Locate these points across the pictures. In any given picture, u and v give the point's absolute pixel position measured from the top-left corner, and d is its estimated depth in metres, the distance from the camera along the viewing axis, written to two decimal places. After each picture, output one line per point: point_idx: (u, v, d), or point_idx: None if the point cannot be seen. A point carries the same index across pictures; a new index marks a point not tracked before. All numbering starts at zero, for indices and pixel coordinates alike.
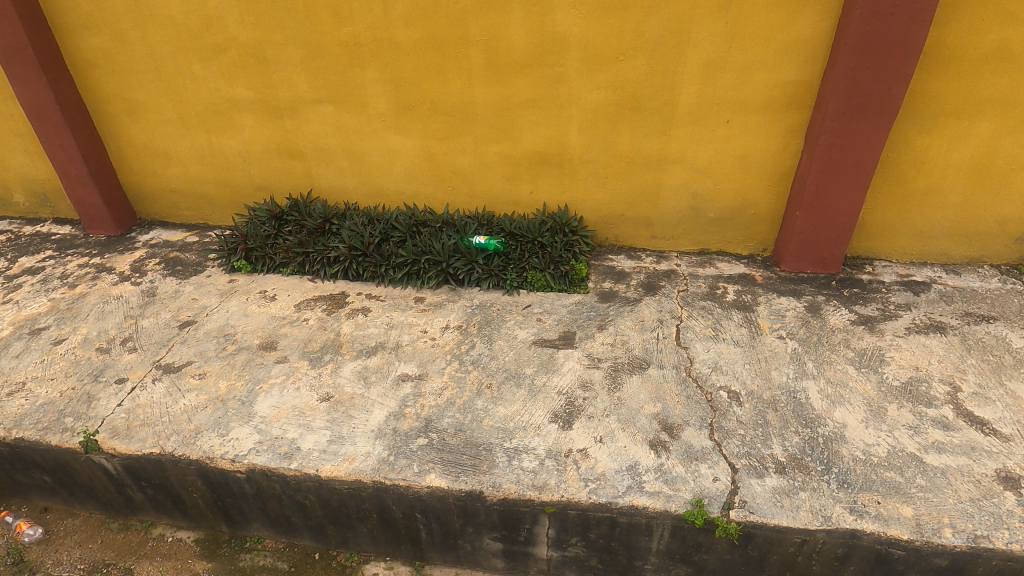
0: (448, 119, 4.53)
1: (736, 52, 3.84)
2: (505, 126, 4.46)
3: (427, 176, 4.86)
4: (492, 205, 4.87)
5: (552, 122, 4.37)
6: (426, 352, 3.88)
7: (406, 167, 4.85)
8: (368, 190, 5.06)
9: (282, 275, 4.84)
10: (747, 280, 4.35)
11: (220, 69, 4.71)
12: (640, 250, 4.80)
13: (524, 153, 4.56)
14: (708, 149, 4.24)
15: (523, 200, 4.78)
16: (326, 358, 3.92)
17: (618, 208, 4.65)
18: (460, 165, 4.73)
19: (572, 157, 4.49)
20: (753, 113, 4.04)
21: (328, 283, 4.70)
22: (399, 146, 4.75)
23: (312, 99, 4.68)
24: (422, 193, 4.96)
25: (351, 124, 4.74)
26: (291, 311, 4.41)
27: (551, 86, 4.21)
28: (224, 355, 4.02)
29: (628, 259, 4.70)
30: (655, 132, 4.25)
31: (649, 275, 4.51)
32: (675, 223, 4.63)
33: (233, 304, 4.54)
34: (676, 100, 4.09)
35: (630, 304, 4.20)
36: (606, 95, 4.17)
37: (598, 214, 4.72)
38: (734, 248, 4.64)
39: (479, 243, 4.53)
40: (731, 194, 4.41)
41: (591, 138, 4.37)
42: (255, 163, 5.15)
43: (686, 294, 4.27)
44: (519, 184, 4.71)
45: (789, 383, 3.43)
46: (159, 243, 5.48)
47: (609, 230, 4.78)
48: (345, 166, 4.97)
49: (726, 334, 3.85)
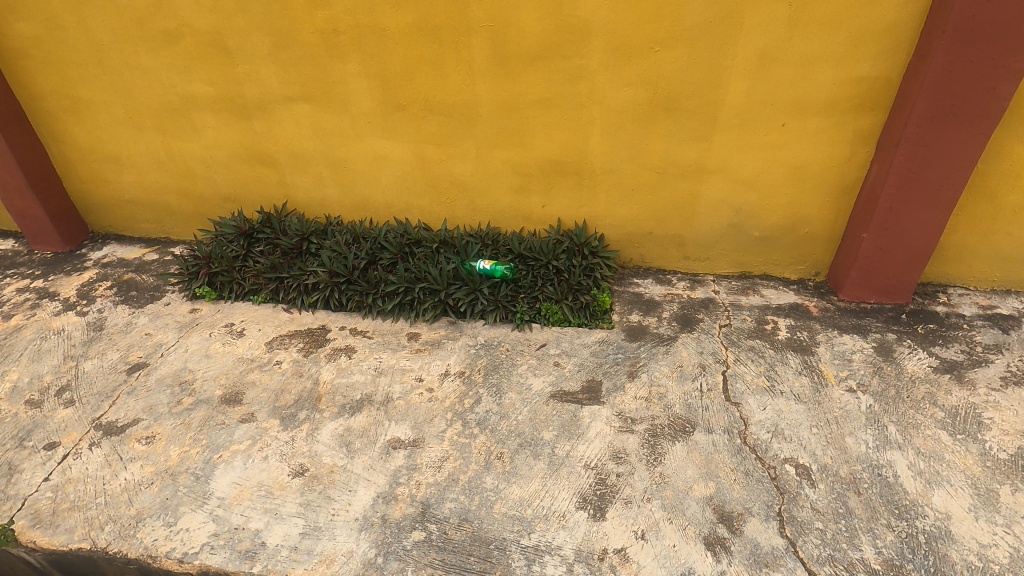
0: (445, 122, 3.81)
1: (799, 42, 3.14)
2: (513, 130, 3.75)
3: (421, 187, 4.15)
4: (497, 220, 4.18)
5: (568, 125, 3.66)
6: (422, 410, 3.21)
7: (397, 177, 4.14)
8: (353, 202, 4.35)
9: (253, 304, 4.15)
10: (800, 312, 3.70)
11: (174, 60, 3.96)
12: (670, 273, 4.14)
13: (534, 161, 3.85)
14: (757, 158, 3.55)
15: (534, 215, 4.09)
16: (300, 416, 3.24)
17: (646, 225, 3.97)
18: (460, 174, 4.02)
19: (592, 166, 3.79)
20: (815, 115, 3.34)
21: (306, 314, 4.02)
22: (387, 152, 4.04)
23: (284, 97, 3.95)
24: (416, 207, 4.26)
25: (331, 127, 4.02)
26: (261, 351, 3.73)
27: (569, 83, 3.50)
28: (178, 412, 3.33)
29: (657, 285, 4.04)
30: (694, 138, 3.55)
31: (683, 305, 3.85)
32: (713, 243, 3.96)
33: (194, 342, 3.85)
34: (722, 99, 3.38)
35: (663, 344, 3.54)
36: (635, 93, 3.46)
37: (622, 232, 4.03)
38: (781, 271, 3.97)
39: (483, 268, 3.85)
40: (781, 210, 3.73)
41: (616, 144, 3.67)
42: (221, 171, 4.42)
43: (729, 330, 3.62)
44: (529, 196, 4.01)
45: (870, 455, 2.79)
46: (113, 262, 4.76)
47: (634, 250, 4.10)
48: (325, 175, 4.25)
49: (784, 386, 3.19)
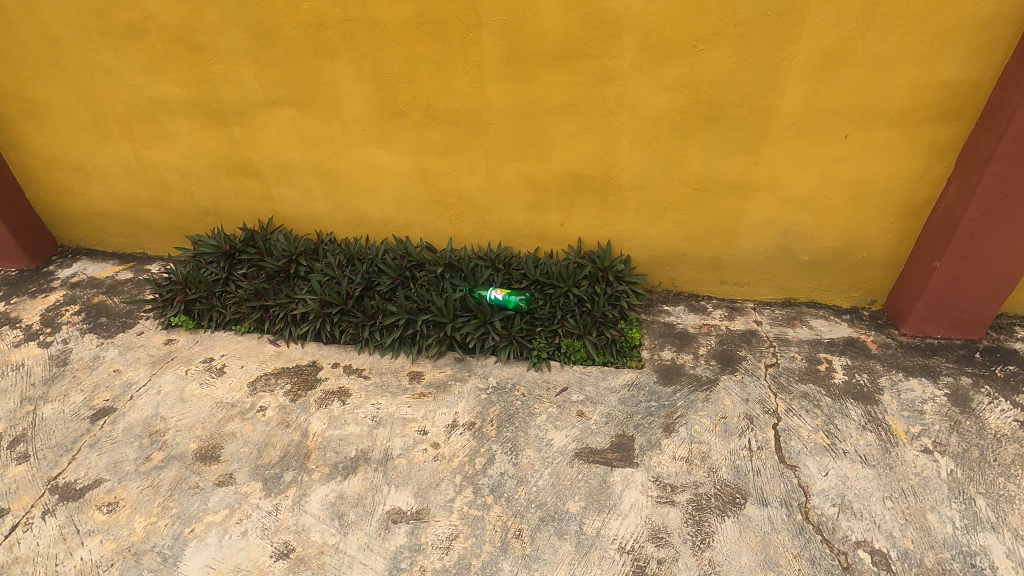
0: (451, 131, 3.33)
1: (872, 40, 2.64)
2: (529, 140, 3.26)
3: (423, 203, 3.67)
4: (510, 240, 3.71)
5: (593, 135, 3.17)
6: (426, 473, 2.77)
7: (397, 191, 3.66)
8: (346, 218, 3.88)
9: (235, 334, 3.70)
10: (857, 349, 3.24)
11: (140, 59, 3.47)
12: (704, 300, 3.67)
13: (553, 176, 3.37)
14: (813, 173, 3.06)
15: (551, 234, 3.62)
16: (286, 478, 2.81)
17: (679, 247, 3.50)
18: (467, 189, 3.54)
19: (619, 181, 3.31)
20: (885, 125, 2.85)
21: (295, 347, 3.57)
22: (385, 163, 3.56)
23: (267, 101, 3.46)
24: (417, 224, 3.78)
25: (320, 135, 3.53)
26: (242, 395, 3.28)
27: (595, 87, 3.00)
28: (146, 471, 2.89)
29: (690, 314, 3.58)
30: (739, 150, 3.06)
31: (721, 340, 3.39)
32: (755, 267, 3.49)
33: (167, 382, 3.41)
34: (774, 106, 2.89)
35: (702, 389, 3.09)
36: (672, 98, 2.97)
37: (651, 253, 3.56)
38: (831, 298, 3.51)
39: (495, 298, 3.39)
40: (835, 232, 3.25)
41: (648, 156, 3.18)
42: (199, 182, 3.94)
43: (776, 371, 3.16)
44: (545, 213, 3.54)
45: (960, 539, 2.34)
46: (82, 282, 4.29)
47: (664, 273, 3.63)
48: (315, 188, 3.77)
49: (848, 446, 2.74)
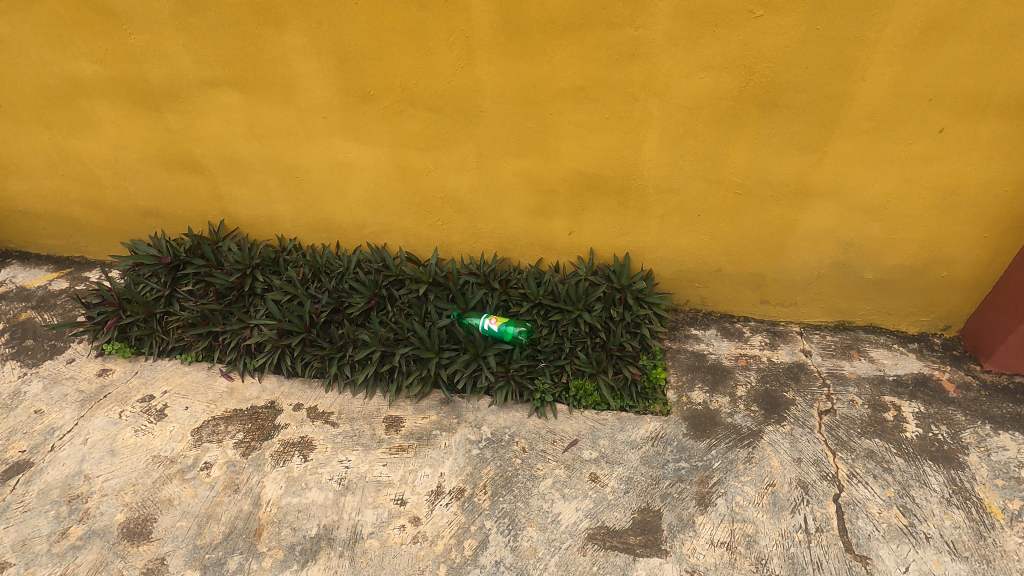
0: (433, 119, 2.65)
1: (993, 4, 1.95)
2: (530, 131, 2.59)
3: (402, 205, 3.02)
4: (507, 250, 3.07)
5: (612, 126, 2.50)
6: (402, 561, 2.22)
7: (369, 191, 3.01)
8: (311, 222, 3.23)
9: (181, 364, 3.12)
10: (931, 392, 2.65)
11: (44, 28, 2.77)
12: (740, 322, 3.06)
13: (559, 176, 2.71)
14: (892, 176, 2.40)
15: (557, 245, 2.99)
16: (230, 566, 2.27)
17: (713, 261, 2.87)
18: (455, 189, 2.89)
19: (641, 182, 2.65)
20: (995, 116, 2.19)
21: (250, 382, 2.99)
22: (354, 158, 2.89)
23: (204, 81, 2.77)
24: (396, 230, 3.14)
25: (272, 123, 2.85)
26: (184, 447, 2.72)
27: (615, 64, 2.32)
28: (60, 554, 2.35)
29: (724, 342, 2.97)
30: (799, 146, 2.39)
31: (763, 376, 2.79)
32: (805, 285, 2.86)
33: (97, 429, 2.84)
34: (850, 92, 2.22)
35: (742, 446, 2.51)
36: (715, 80, 2.29)
37: (679, 268, 2.93)
38: (895, 323, 2.90)
39: (486, 329, 2.77)
40: (911, 248, 2.62)
41: (680, 153, 2.52)
42: (134, 178, 3.28)
43: (832, 422, 2.57)
44: (550, 219, 2.90)
45: None
46: (8, 291, 3.65)
47: (693, 290, 3.01)
48: (271, 187, 3.11)
49: (930, 529, 2.18)
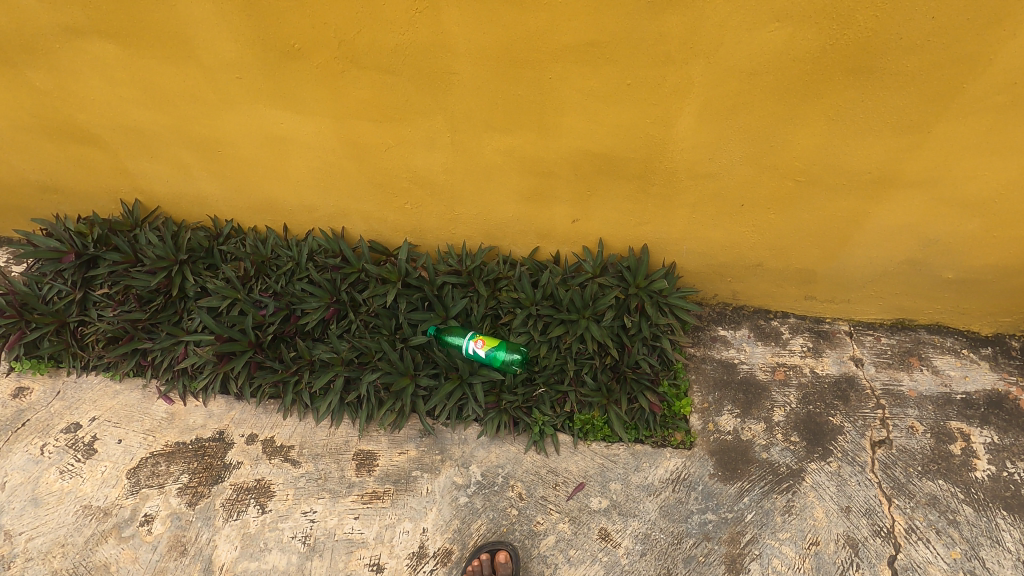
0: (388, 83, 1.94)
1: None
2: (522, 101, 1.90)
3: (359, 187, 2.37)
4: (495, 238, 2.47)
5: (634, 96, 1.81)
6: None
7: (316, 170, 2.33)
8: (249, 203, 2.58)
9: (111, 382, 2.61)
10: (1007, 417, 2.21)
11: None
12: (777, 320, 2.54)
13: (562, 157, 2.05)
14: (1011, 163, 1.78)
15: (557, 234, 2.38)
16: None
17: (753, 256, 2.29)
18: (425, 170, 2.22)
19: (670, 166, 2.00)
20: None
21: (194, 407, 2.51)
22: (290, 131, 2.19)
23: (71, 27, 2.01)
24: (355, 214, 2.51)
25: (175, 84, 2.13)
26: (119, 495, 2.30)
27: (645, 10, 1.60)
28: None
29: (758, 347, 2.47)
30: (892, 125, 1.74)
31: (806, 394, 2.33)
32: (864, 283, 2.32)
33: (15, 470, 2.37)
34: (979, 52, 1.55)
35: (780, 492, 2.11)
36: (788, 34, 1.59)
37: (708, 262, 2.36)
38: (966, 322, 2.41)
39: (472, 355, 2.25)
40: (1010, 246, 2.05)
41: (726, 132, 1.86)
42: (16, 151, 2.56)
43: (887, 458, 2.16)
44: (549, 207, 2.27)
45: None
46: None
47: (724, 285, 2.46)
48: (191, 162, 2.43)
49: None
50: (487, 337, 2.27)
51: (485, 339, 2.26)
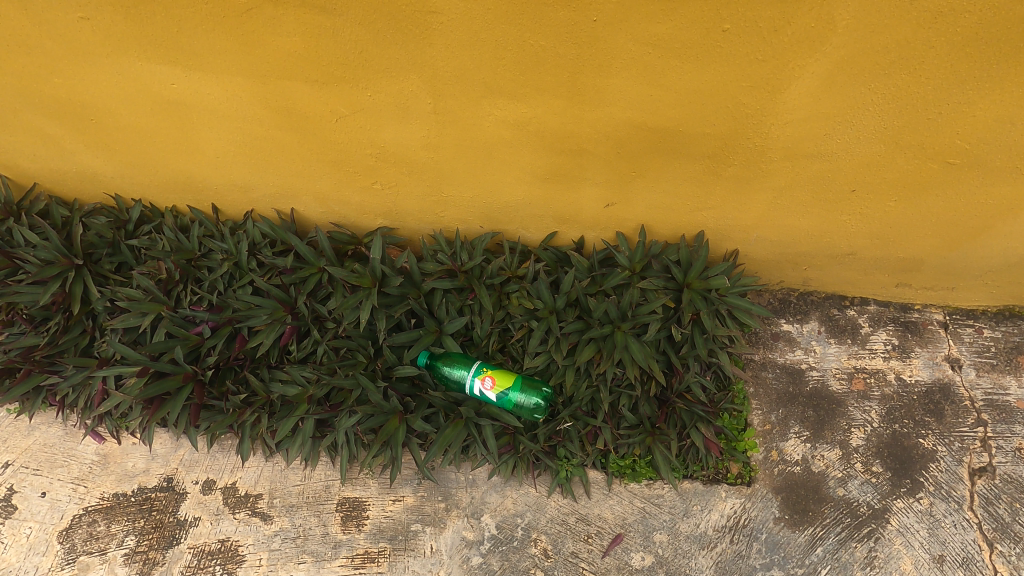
0: (331, 27, 1.22)
1: None
2: (545, 54, 1.21)
3: (305, 165, 1.68)
4: (498, 222, 1.85)
5: (727, 48, 1.13)
6: None
7: (241, 145, 1.63)
8: (158, 181, 1.88)
9: (22, 417, 2.07)
10: None
11: None
12: (854, 309, 2.02)
13: (601, 133, 1.39)
14: None
15: (583, 220, 1.76)
16: None
17: (846, 246, 1.72)
18: (398, 146, 1.54)
19: (762, 146, 1.36)
20: None
21: (131, 447, 2.02)
22: (192, 94, 1.47)
23: None
24: (305, 196, 1.84)
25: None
26: (51, 566, 1.86)
27: None
28: None
29: (832, 347, 1.98)
30: None
31: (891, 410, 1.89)
32: (981, 272, 1.78)
33: None
34: None
35: (860, 540, 1.75)
36: None
37: (782, 251, 1.79)
38: None
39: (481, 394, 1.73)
40: None
41: (863, 99, 1.21)
42: None
43: (989, 492, 1.78)
44: (575, 192, 1.63)
45: None
46: None
47: (796, 272, 1.91)
48: (61, 132, 1.70)
49: None
50: (498, 371, 1.72)
51: (496, 376, 1.72)
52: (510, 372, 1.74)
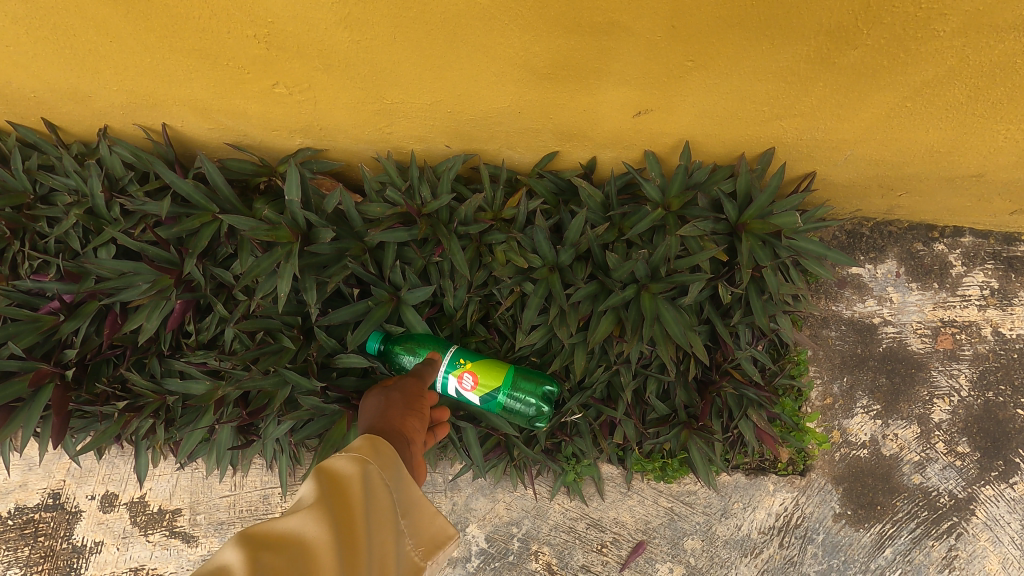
0: None
1: None
2: None
3: (165, 59, 1.06)
4: (472, 139, 1.26)
5: None
6: None
7: (53, 23, 1.01)
8: None
9: None
10: None
11: None
12: (944, 243, 1.52)
13: None
14: None
15: (597, 135, 1.20)
16: None
17: (976, 167, 1.19)
18: (306, 22, 0.95)
19: (923, 9, 0.81)
20: None
21: None
22: None
23: None
24: (177, 107, 1.21)
25: None
26: None
27: None
28: None
29: (914, 295, 1.51)
30: None
31: (985, 374, 1.48)
32: None
33: None
34: None
35: (939, 537, 1.41)
36: None
37: (879, 173, 1.25)
38: None
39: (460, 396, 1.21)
40: None
41: None
42: None
43: None
44: (590, 92, 1.06)
45: None
46: None
47: (884, 199, 1.39)
48: None
49: None
50: (481, 364, 1.20)
51: (479, 372, 1.19)
52: (498, 362, 1.21)
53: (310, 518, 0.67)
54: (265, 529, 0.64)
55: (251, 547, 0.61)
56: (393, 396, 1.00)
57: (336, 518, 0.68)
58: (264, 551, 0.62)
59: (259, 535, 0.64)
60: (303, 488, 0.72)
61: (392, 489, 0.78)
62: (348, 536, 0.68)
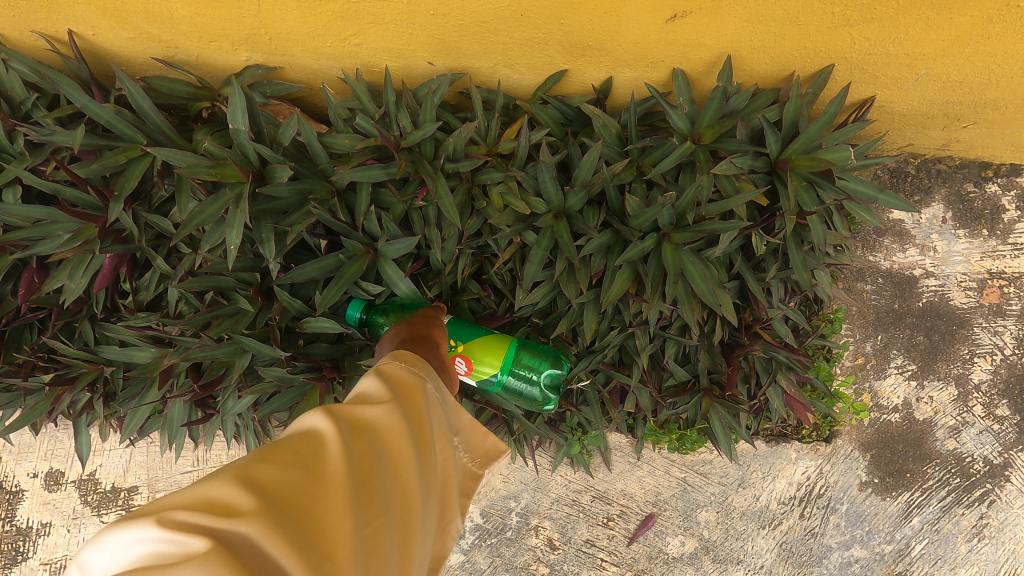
0: None
1: None
2: None
3: None
4: (461, 53, 1.02)
5: None
6: None
7: None
8: None
9: None
10: None
11: None
12: (998, 183, 1.32)
13: None
14: None
15: (616, 46, 0.97)
16: None
17: None
18: None
19: None
20: None
21: None
22: None
23: None
24: (84, 6, 0.95)
25: None
26: None
27: None
28: None
29: (961, 243, 1.33)
30: None
31: None
32: None
33: None
34: None
35: (969, 505, 1.32)
36: None
37: (951, 98, 1.04)
38: None
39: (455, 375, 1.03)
40: None
41: None
42: None
43: None
44: None
45: None
46: None
47: (944, 132, 1.18)
48: None
49: None
50: (475, 345, 1.00)
51: (477, 351, 1.00)
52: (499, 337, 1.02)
53: (390, 411, 0.58)
54: (348, 406, 0.57)
55: (341, 421, 0.55)
56: (412, 320, 0.89)
57: (414, 411, 0.61)
58: (348, 432, 0.54)
59: (342, 415, 0.56)
60: (373, 374, 0.63)
61: (453, 397, 0.70)
62: (428, 430, 0.62)
